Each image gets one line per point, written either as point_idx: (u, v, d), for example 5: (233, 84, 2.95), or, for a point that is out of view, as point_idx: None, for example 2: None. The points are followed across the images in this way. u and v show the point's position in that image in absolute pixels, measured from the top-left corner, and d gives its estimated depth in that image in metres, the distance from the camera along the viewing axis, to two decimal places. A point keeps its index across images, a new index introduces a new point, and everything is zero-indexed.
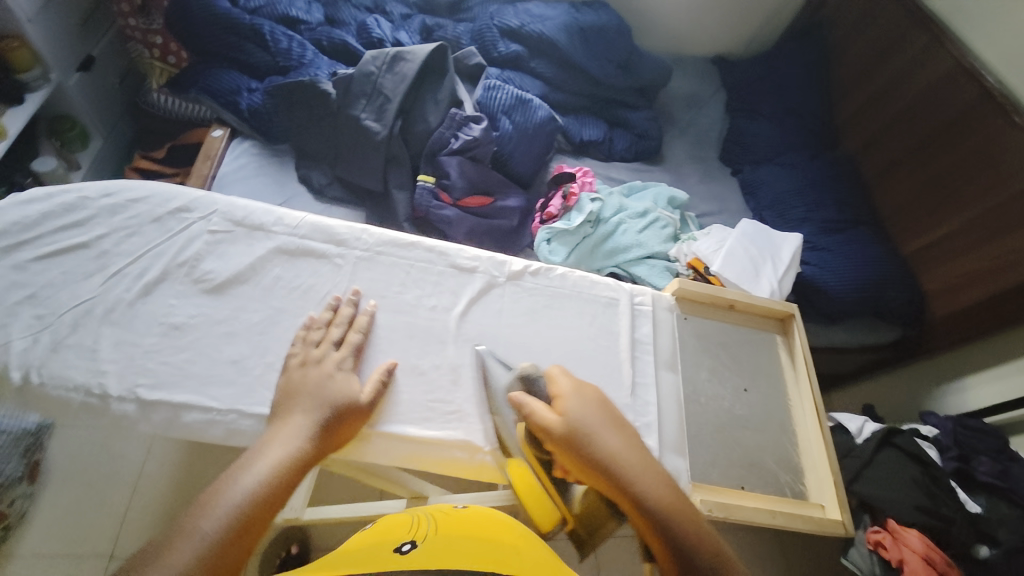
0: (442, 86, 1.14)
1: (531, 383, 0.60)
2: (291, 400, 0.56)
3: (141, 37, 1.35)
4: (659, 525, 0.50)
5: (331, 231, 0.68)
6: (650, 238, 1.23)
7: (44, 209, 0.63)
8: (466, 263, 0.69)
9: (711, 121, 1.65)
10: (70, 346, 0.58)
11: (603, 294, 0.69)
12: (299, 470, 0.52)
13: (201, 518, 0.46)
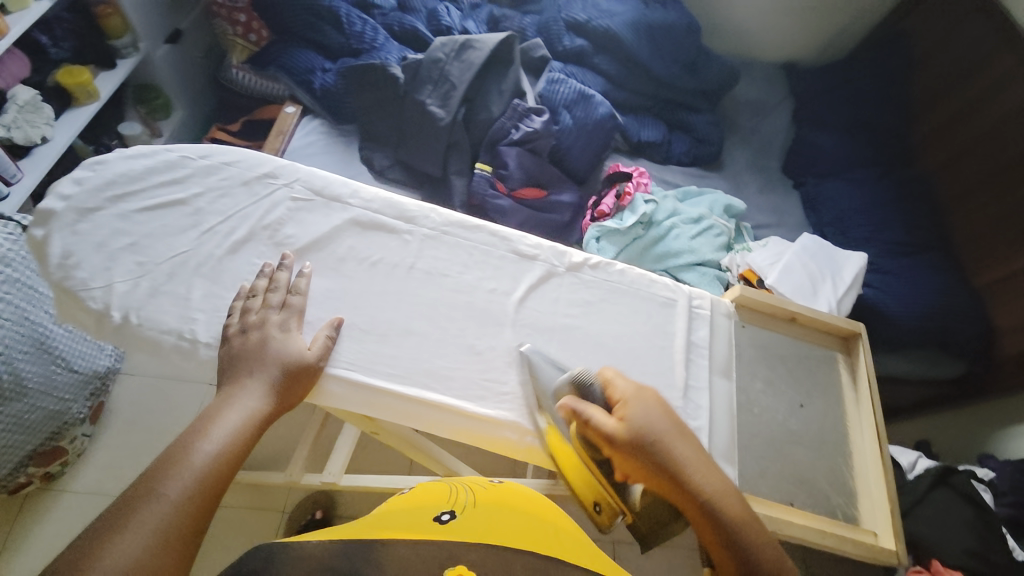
0: (507, 76, 1.15)
1: (586, 389, 0.59)
2: (237, 366, 0.59)
3: (226, 15, 1.42)
4: (728, 532, 0.52)
5: (401, 208, 0.71)
6: (702, 245, 1.21)
7: (149, 166, 0.69)
8: (528, 250, 0.70)
9: (774, 130, 1.58)
10: (165, 293, 0.63)
11: (661, 294, 0.67)
12: (251, 430, 0.56)
13: (165, 483, 0.50)
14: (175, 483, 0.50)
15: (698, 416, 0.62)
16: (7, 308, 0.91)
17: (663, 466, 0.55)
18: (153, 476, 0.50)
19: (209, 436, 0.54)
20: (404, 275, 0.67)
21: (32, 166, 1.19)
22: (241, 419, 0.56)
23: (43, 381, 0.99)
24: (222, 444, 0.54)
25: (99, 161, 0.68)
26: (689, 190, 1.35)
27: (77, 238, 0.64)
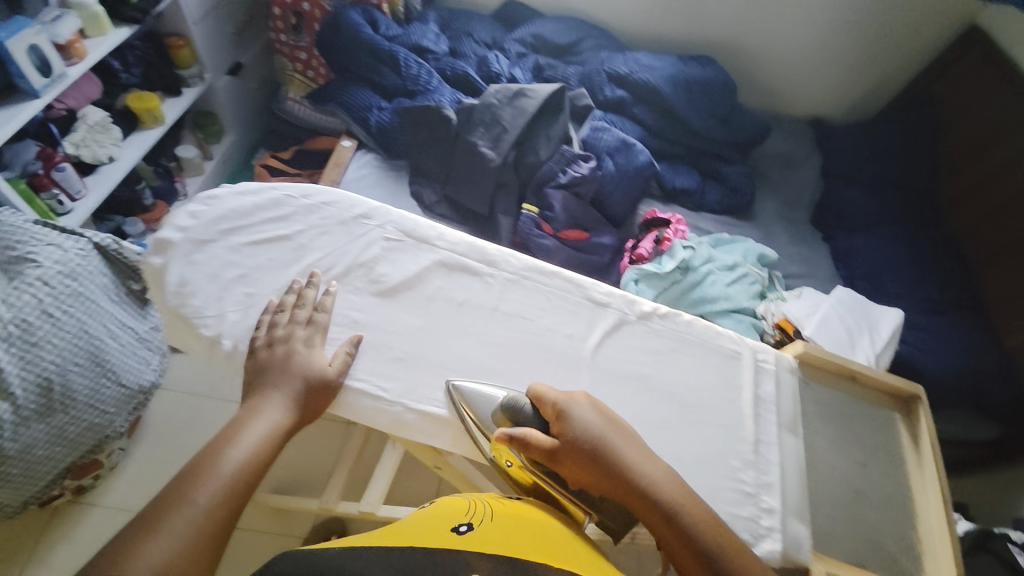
0: (556, 123, 1.20)
1: (517, 412, 0.59)
2: (261, 380, 0.61)
3: (288, 52, 1.51)
4: (695, 539, 0.52)
5: (484, 252, 0.72)
6: (738, 292, 1.23)
7: (257, 203, 0.72)
8: (601, 298, 0.68)
9: (803, 181, 1.61)
10: (272, 325, 0.65)
11: (727, 345, 0.65)
12: (273, 442, 0.58)
13: (194, 491, 0.52)
14: (204, 492, 0.52)
15: (768, 473, 0.59)
16: (70, 322, 0.93)
17: (614, 477, 0.55)
18: (182, 486, 0.52)
19: (234, 447, 0.56)
20: (488, 317, 0.68)
21: (95, 184, 1.20)
22: (264, 431, 0.58)
23: (91, 394, 0.99)
24: (246, 454, 0.56)
25: (212, 196, 0.71)
26: (723, 237, 1.38)
27: (192, 267, 0.67)
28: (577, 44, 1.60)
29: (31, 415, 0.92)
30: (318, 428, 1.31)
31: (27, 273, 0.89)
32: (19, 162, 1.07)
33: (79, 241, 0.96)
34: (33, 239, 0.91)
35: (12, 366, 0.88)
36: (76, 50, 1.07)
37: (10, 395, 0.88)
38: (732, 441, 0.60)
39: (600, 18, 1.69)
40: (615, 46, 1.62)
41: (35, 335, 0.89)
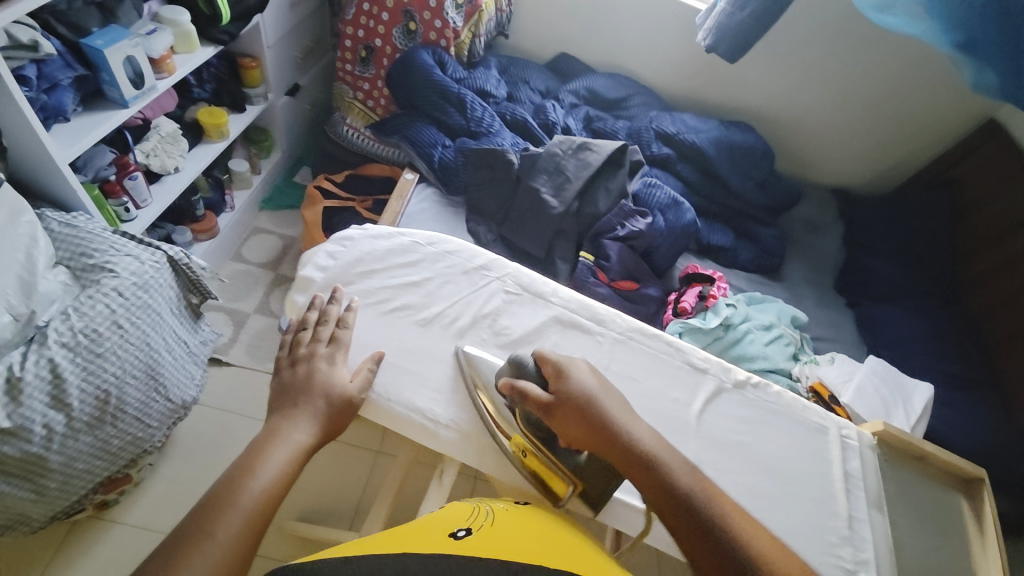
0: (616, 177, 1.26)
1: (522, 367, 0.66)
2: (286, 398, 0.64)
3: (351, 81, 1.56)
4: (680, 497, 0.57)
5: (594, 311, 0.75)
6: (775, 352, 1.25)
7: (388, 247, 0.79)
8: (699, 363, 0.71)
9: (828, 248, 1.68)
10: (398, 366, 0.70)
11: (813, 420, 0.69)
12: (295, 464, 0.60)
13: (216, 521, 0.53)
14: (226, 524, 0.53)
15: (863, 549, 0.61)
16: (135, 334, 0.90)
17: (605, 435, 0.60)
18: (201, 519, 0.53)
19: (256, 473, 0.57)
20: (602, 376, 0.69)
21: (160, 194, 1.22)
22: (285, 453, 0.60)
23: (140, 408, 0.94)
24: (270, 480, 0.57)
25: (348, 238, 0.79)
26: (756, 296, 1.40)
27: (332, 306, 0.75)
28: (625, 100, 1.70)
29: (82, 427, 0.86)
30: (348, 455, 1.28)
31: (103, 282, 0.88)
32: (92, 166, 1.06)
33: (155, 253, 0.96)
34: (112, 249, 0.92)
35: (73, 376, 0.83)
36: (167, 65, 1.07)
37: (66, 405, 0.83)
38: (827, 514, 0.62)
39: (647, 78, 1.80)
40: (661, 105, 1.72)
41: (103, 345, 0.86)
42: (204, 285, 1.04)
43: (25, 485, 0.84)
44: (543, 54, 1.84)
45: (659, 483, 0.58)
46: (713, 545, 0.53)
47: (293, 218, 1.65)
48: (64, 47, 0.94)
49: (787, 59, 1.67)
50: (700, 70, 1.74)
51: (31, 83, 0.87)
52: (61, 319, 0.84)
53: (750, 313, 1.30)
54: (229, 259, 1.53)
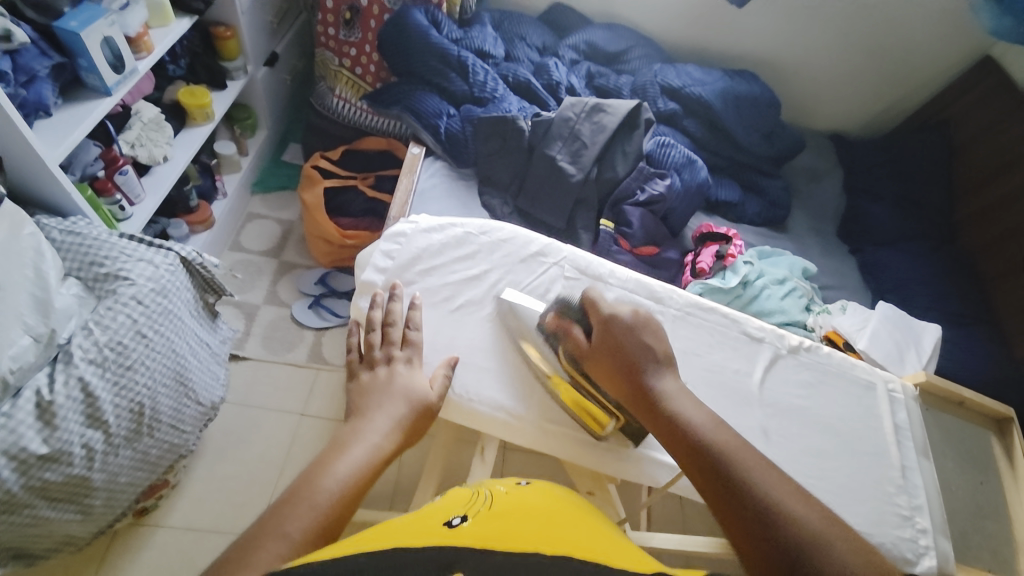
0: (632, 140, 1.23)
1: (568, 305, 0.72)
2: (367, 398, 0.62)
3: (334, 46, 1.44)
4: (694, 442, 0.54)
5: (650, 289, 0.80)
6: (791, 305, 1.19)
7: (443, 241, 0.82)
8: (755, 333, 0.79)
9: (826, 196, 1.65)
10: (471, 363, 0.73)
11: (862, 377, 0.78)
12: (374, 466, 0.55)
13: (287, 519, 0.45)
14: (299, 522, 0.46)
15: (916, 495, 0.70)
16: (160, 341, 0.86)
17: (631, 380, 0.61)
18: (274, 514, 0.46)
19: (331, 471, 0.51)
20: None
21: (152, 186, 1.14)
22: (367, 456, 0.55)
23: (173, 415, 0.91)
24: (347, 479, 0.51)
25: (401, 235, 0.81)
26: (766, 250, 1.32)
27: None
28: (626, 53, 1.63)
29: (122, 442, 0.82)
30: None
31: (120, 291, 0.83)
32: (79, 163, 0.98)
33: (167, 254, 0.91)
34: (123, 255, 0.86)
35: (106, 392, 0.78)
36: (144, 43, 0.98)
37: (103, 422, 0.78)
38: (881, 464, 0.72)
39: (645, 27, 1.72)
40: (662, 57, 1.65)
41: (130, 357, 0.81)
42: (219, 282, 0.99)
43: (70, 507, 0.80)
44: (534, 5, 1.73)
45: (673, 424, 0.56)
46: (729, 488, 0.49)
47: (288, 199, 1.55)
48: (35, 33, 0.84)
49: (790, 2, 1.61)
50: (701, 15, 1.67)
51: (8, 78, 0.78)
52: (83, 335, 0.79)
53: (765, 268, 1.24)
54: (227, 249, 1.44)
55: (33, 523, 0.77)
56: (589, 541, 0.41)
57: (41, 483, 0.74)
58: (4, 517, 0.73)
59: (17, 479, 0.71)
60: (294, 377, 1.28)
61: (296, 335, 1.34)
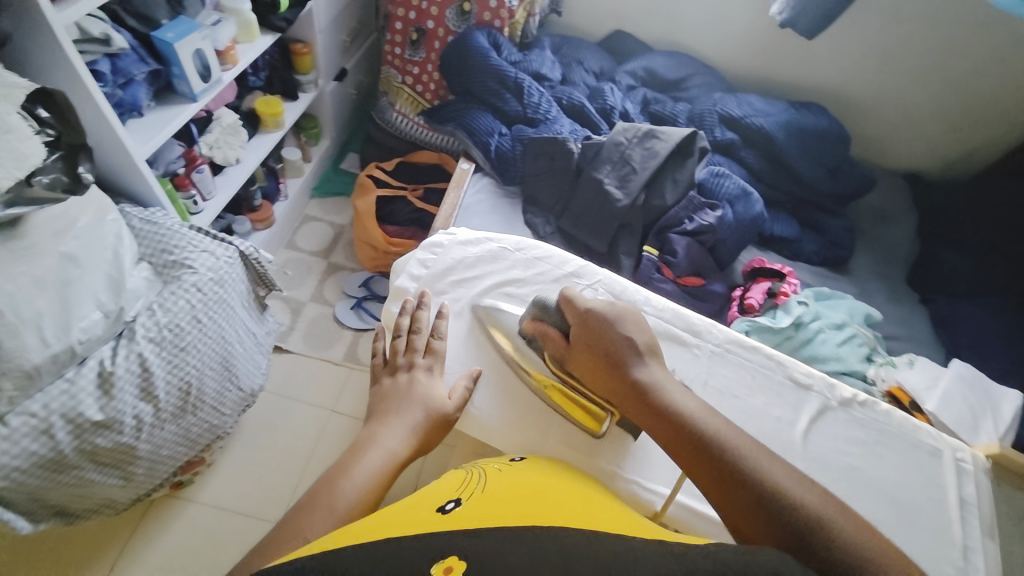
0: (684, 167, 1.20)
1: (546, 307, 0.74)
2: (387, 405, 0.67)
3: (399, 65, 1.52)
4: (688, 432, 0.59)
5: (688, 321, 0.80)
6: (849, 354, 1.08)
7: (478, 254, 0.83)
8: (802, 379, 0.76)
9: (897, 238, 1.51)
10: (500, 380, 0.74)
11: (926, 442, 0.72)
12: (388, 472, 0.61)
13: (306, 523, 0.52)
14: (317, 524, 0.52)
15: None
16: (213, 328, 0.91)
17: (615, 373, 0.66)
18: (299, 516, 0.53)
19: (350, 479, 0.58)
20: (699, 389, 0.74)
21: (224, 185, 1.24)
22: (382, 462, 0.61)
23: (216, 397, 0.96)
24: (363, 487, 0.58)
25: (438, 245, 0.83)
26: (824, 291, 1.22)
27: None
28: (685, 80, 1.60)
29: (168, 417, 0.87)
30: None
31: (184, 278, 0.89)
32: (163, 160, 1.09)
33: (228, 248, 0.97)
34: (190, 246, 0.93)
35: (160, 369, 0.84)
36: (230, 56, 1.08)
37: (154, 397, 0.83)
38: (940, 542, 0.66)
39: (707, 55, 1.69)
40: (723, 86, 1.62)
41: (185, 339, 0.87)
42: (270, 277, 1.05)
43: (114, 473, 0.85)
44: (595, 33, 1.75)
45: (663, 414, 0.61)
46: (725, 472, 0.55)
47: (342, 204, 1.64)
48: (136, 41, 0.95)
49: (867, 35, 1.53)
50: (767, 45, 1.62)
51: (105, 78, 0.88)
52: (147, 315, 0.85)
53: (821, 311, 1.15)
54: (282, 247, 1.52)
55: (78, 484, 0.80)
56: (578, 514, 0.47)
57: (92, 448, 0.78)
58: (53, 476, 0.77)
59: (71, 442, 0.76)
60: (330, 374, 1.33)
61: (335, 334, 1.39)
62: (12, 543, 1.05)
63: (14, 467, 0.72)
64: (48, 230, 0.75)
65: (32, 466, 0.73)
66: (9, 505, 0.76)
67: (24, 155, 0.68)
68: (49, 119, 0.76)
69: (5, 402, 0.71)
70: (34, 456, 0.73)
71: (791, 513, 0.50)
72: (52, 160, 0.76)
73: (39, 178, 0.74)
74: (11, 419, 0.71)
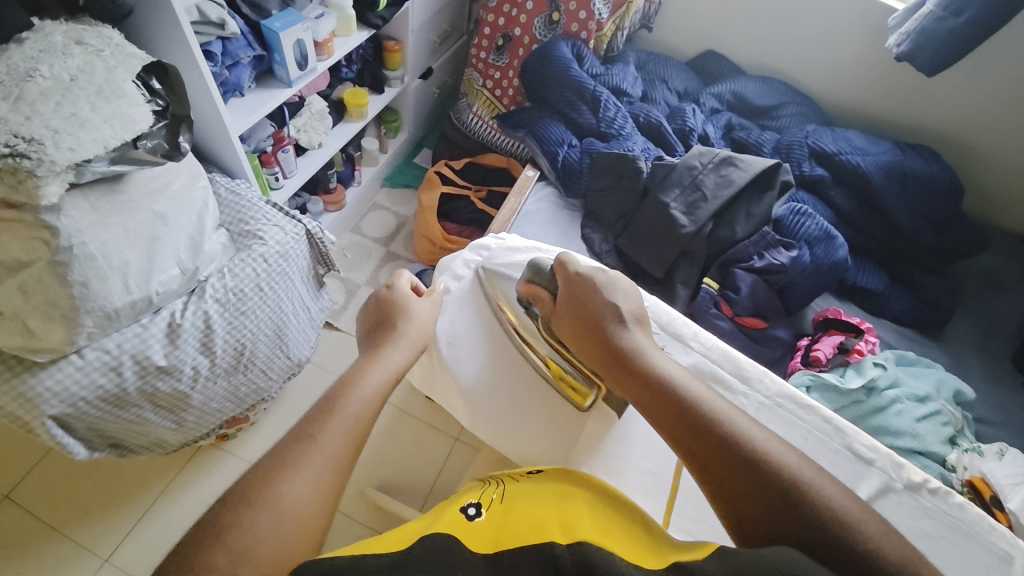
0: (761, 201, 1.13)
1: (539, 269, 0.75)
2: (383, 335, 0.70)
3: (481, 68, 1.55)
4: (670, 395, 0.57)
5: (738, 365, 0.74)
6: (928, 431, 0.95)
7: (524, 262, 0.82)
8: (864, 452, 0.68)
9: (1007, 309, 1.30)
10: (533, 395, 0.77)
11: (1000, 545, 0.62)
12: (394, 377, 0.64)
13: (322, 428, 0.55)
14: (332, 428, 0.55)
15: None
16: (272, 297, 0.97)
17: (599, 331, 0.66)
18: (308, 422, 0.56)
19: (356, 386, 0.60)
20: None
21: (304, 167, 1.33)
22: (388, 372, 0.64)
23: (266, 362, 1.02)
24: (370, 391, 0.60)
25: (485, 248, 0.85)
26: (907, 356, 1.09)
27: (461, 320, 0.81)
28: (777, 108, 1.50)
29: (221, 373, 0.94)
30: (419, 433, 1.25)
31: (254, 248, 0.96)
32: (254, 138, 1.18)
33: (296, 225, 1.04)
34: (264, 219, 1.00)
35: (221, 328, 0.91)
36: (327, 48, 1.16)
37: (212, 352, 0.90)
38: None
39: (806, 83, 1.58)
40: (819, 118, 1.50)
41: (246, 303, 0.94)
42: (331, 258, 1.11)
43: (167, 417, 0.92)
44: (685, 52, 1.69)
45: (645, 380, 0.59)
46: (705, 437, 0.53)
47: (409, 196, 1.70)
48: (247, 27, 1.04)
49: (1004, 76, 1.34)
50: (878, 78, 1.48)
51: (215, 58, 0.96)
52: (217, 277, 0.93)
53: (901, 378, 1.02)
54: (348, 231, 1.60)
55: (134, 421, 0.87)
56: (595, 526, 0.51)
57: (152, 390, 0.86)
58: (114, 410, 0.84)
59: (135, 381, 0.83)
60: None
61: None
62: (70, 468, 1.15)
63: (82, 396, 0.79)
64: (145, 189, 0.83)
65: (97, 398, 0.81)
66: (70, 430, 0.82)
67: (132, 120, 0.76)
68: (161, 90, 0.85)
69: (85, 337, 0.78)
70: (100, 389, 0.80)
71: (766, 474, 0.50)
72: (158, 127, 0.85)
73: (143, 142, 0.82)
74: (87, 351, 0.79)
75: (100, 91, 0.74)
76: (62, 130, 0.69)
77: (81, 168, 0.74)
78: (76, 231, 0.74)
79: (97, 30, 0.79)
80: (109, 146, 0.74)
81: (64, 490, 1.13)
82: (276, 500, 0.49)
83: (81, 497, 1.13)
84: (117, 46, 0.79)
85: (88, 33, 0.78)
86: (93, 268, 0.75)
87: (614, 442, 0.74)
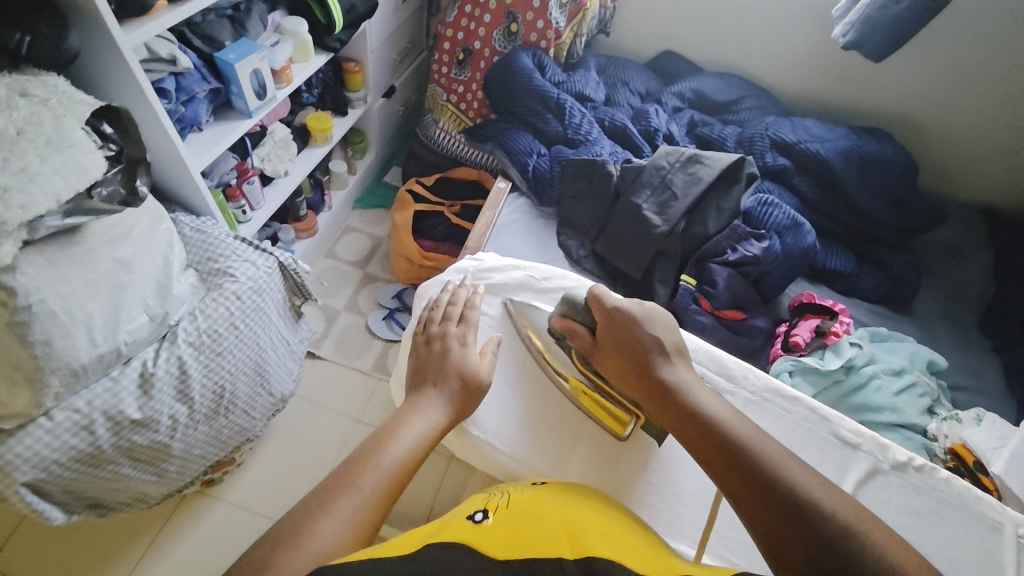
0: (729, 195, 1.15)
1: (573, 304, 0.79)
2: (426, 370, 0.72)
3: (444, 83, 1.55)
4: (724, 445, 0.60)
5: (723, 364, 0.75)
6: (906, 404, 0.98)
7: (504, 281, 0.85)
8: (851, 437, 0.70)
9: (969, 278, 1.35)
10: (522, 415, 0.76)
11: (986, 514, 0.65)
12: (430, 437, 0.65)
13: (361, 477, 0.57)
14: (368, 479, 0.58)
15: None
16: (248, 335, 0.95)
17: (637, 362, 0.70)
18: (342, 473, 0.58)
19: (403, 433, 0.63)
20: None
21: (271, 196, 1.31)
22: (428, 426, 0.65)
23: (248, 402, 0.99)
24: (408, 448, 0.62)
25: (463, 271, 0.86)
26: (880, 332, 1.12)
27: None
28: (736, 103, 1.55)
29: (201, 418, 0.90)
30: None
31: (225, 286, 0.93)
32: (217, 172, 1.16)
33: (268, 258, 1.02)
34: (234, 255, 0.98)
35: (197, 372, 0.88)
36: (285, 76, 1.14)
37: (189, 398, 0.87)
38: None
39: (761, 77, 1.63)
40: (776, 109, 1.55)
41: (222, 344, 0.91)
42: (307, 288, 1.09)
43: (148, 469, 0.88)
44: (643, 53, 1.73)
45: (701, 433, 0.62)
46: (759, 484, 0.56)
47: (382, 217, 1.67)
48: (200, 60, 1.02)
49: (945, 56, 1.41)
50: (829, 66, 1.53)
51: (169, 95, 0.94)
52: (189, 320, 0.89)
53: (877, 354, 1.05)
54: (321, 256, 1.57)
55: (113, 478, 0.84)
56: (608, 537, 0.51)
57: (128, 444, 0.82)
58: (89, 470, 0.80)
59: (110, 437, 0.80)
60: (361, 384, 1.34)
61: (366, 343, 1.41)
62: (47, 532, 1.10)
63: (54, 459, 0.75)
64: (105, 238, 0.80)
65: (70, 459, 0.77)
66: (44, 495, 0.79)
67: (86, 168, 0.73)
68: (113, 134, 0.82)
69: (52, 398, 0.74)
70: (72, 450, 0.77)
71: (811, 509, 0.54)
72: (113, 173, 0.82)
73: (98, 191, 0.79)
74: (55, 413, 0.75)
75: (49, 142, 0.71)
76: (12, 186, 0.66)
77: (35, 225, 0.71)
78: (34, 289, 0.71)
79: (39, 79, 0.75)
80: (61, 198, 0.71)
81: (42, 557, 1.07)
82: (309, 541, 0.51)
83: (60, 562, 1.07)
84: (64, 94, 0.76)
85: (32, 83, 0.74)
86: (55, 326, 0.72)
87: (607, 458, 0.73)
